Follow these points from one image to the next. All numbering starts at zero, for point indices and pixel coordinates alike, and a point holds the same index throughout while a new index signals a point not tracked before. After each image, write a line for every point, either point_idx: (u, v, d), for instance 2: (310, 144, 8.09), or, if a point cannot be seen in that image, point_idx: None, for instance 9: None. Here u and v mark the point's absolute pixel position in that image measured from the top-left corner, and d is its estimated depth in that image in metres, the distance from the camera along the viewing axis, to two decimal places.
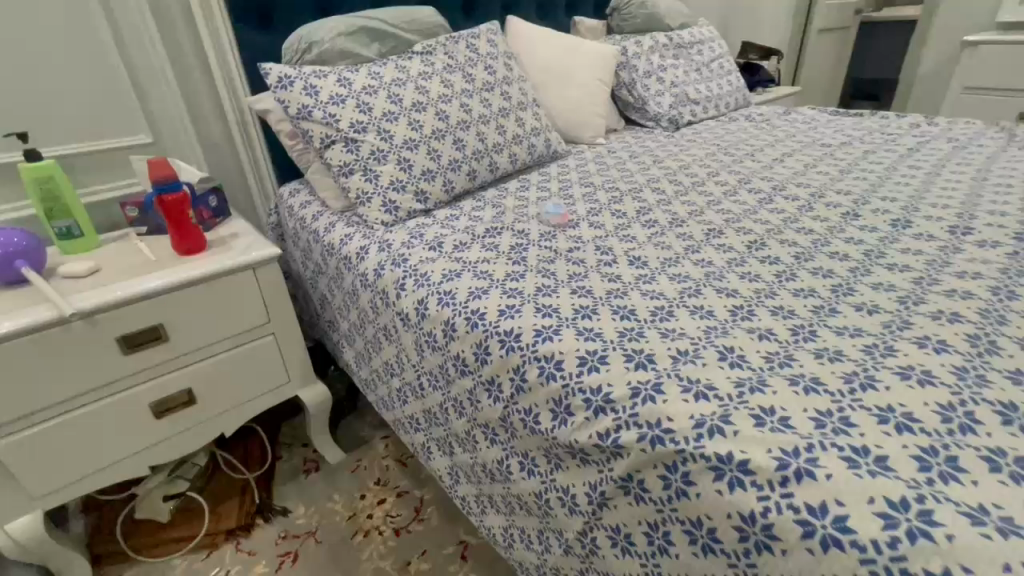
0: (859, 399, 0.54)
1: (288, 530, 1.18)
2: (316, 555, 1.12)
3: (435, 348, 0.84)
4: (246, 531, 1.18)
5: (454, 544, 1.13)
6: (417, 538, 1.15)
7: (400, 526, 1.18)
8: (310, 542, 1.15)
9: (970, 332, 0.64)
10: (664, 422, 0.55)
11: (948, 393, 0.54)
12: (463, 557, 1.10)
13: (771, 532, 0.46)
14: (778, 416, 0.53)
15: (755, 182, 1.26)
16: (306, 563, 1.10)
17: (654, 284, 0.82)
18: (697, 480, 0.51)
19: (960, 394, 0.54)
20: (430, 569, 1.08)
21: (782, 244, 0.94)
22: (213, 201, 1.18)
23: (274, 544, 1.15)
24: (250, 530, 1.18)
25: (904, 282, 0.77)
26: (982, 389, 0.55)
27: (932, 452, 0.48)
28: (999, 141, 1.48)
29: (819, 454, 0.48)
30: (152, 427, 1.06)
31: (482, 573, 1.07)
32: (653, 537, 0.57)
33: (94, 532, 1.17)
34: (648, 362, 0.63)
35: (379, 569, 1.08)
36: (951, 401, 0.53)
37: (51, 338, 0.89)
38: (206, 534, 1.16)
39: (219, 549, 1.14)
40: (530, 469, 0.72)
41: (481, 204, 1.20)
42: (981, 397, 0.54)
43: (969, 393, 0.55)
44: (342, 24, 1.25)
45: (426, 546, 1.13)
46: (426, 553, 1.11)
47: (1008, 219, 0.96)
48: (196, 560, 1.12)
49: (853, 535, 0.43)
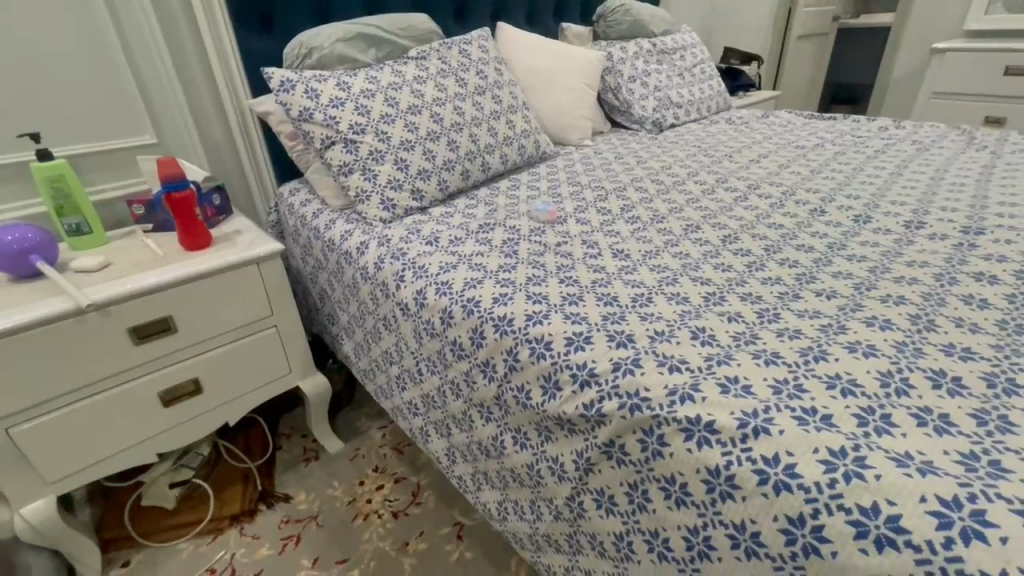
0: (813, 368, 0.60)
1: (291, 516, 1.23)
2: (318, 538, 1.17)
3: (432, 334, 0.90)
4: (249, 517, 1.22)
5: (450, 525, 1.19)
6: (415, 520, 1.20)
7: (398, 509, 1.23)
8: (312, 526, 1.20)
9: (912, 312, 0.70)
10: (642, 391, 0.61)
11: (887, 363, 0.60)
12: (459, 537, 1.16)
13: (733, 482, 0.52)
14: (742, 384, 0.59)
15: (732, 181, 1.34)
16: (307, 547, 1.15)
17: (635, 275, 0.90)
18: (670, 441, 0.57)
19: (897, 363, 0.60)
20: (428, 548, 1.14)
21: (753, 237, 1.02)
22: (216, 199, 1.24)
23: (276, 528, 1.20)
24: (254, 516, 1.22)
25: (883, 273, 0.82)
26: (918, 359, 0.61)
27: (870, 412, 0.53)
28: (960, 143, 1.58)
29: (775, 414, 0.54)
30: (161, 415, 1.10)
31: (478, 551, 1.13)
32: (634, 496, 0.62)
33: (101, 518, 1.19)
34: (630, 343, 0.69)
35: (379, 550, 1.14)
36: (890, 369, 0.59)
37: (69, 329, 0.93)
38: (212, 519, 1.20)
39: (224, 533, 1.18)
40: (522, 443, 0.77)
41: (473, 201, 1.27)
42: (916, 365, 0.59)
43: (905, 362, 0.60)
44: (340, 31, 1.31)
45: (424, 527, 1.19)
46: (424, 533, 1.17)
47: (957, 215, 1.02)
48: (202, 543, 1.16)
49: (800, 479, 0.48)
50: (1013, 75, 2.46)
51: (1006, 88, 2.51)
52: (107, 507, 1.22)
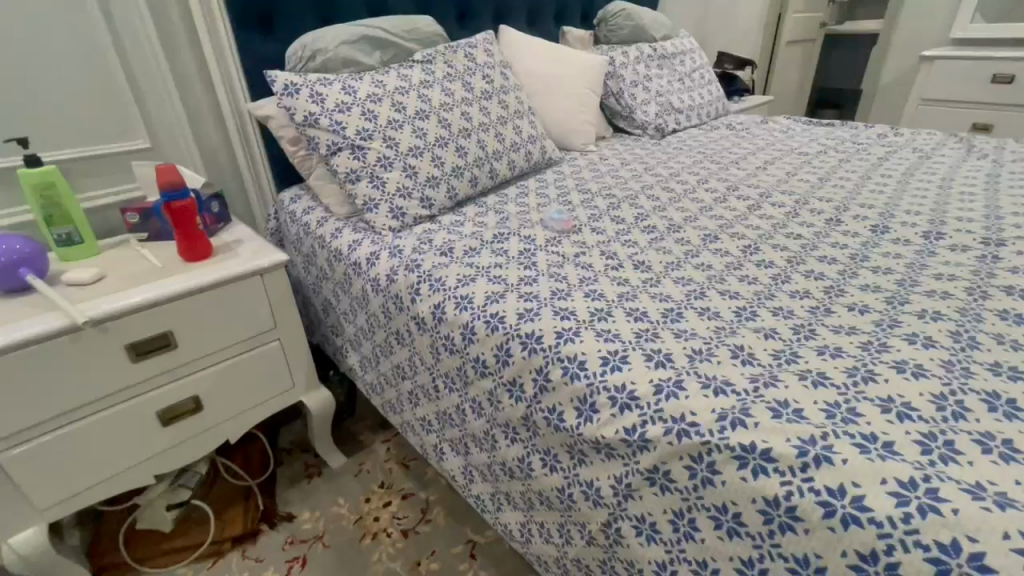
0: (863, 391, 0.58)
1: (295, 536, 1.18)
2: (324, 559, 1.13)
3: (453, 350, 0.87)
4: (251, 539, 1.17)
5: (462, 544, 1.15)
6: (424, 539, 1.17)
7: (407, 527, 1.20)
8: (317, 546, 1.16)
9: (952, 329, 0.69)
10: (688, 416, 0.59)
11: (939, 384, 0.58)
12: (472, 556, 1.12)
13: (795, 514, 0.50)
14: (793, 408, 0.57)
15: (743, 189, 1.33)
16: (315, 568, 1.11)
17: (660, 287, 0.87)
18: (722, 469, 0.55)
19: (949, 384, 0.58)
20: (440, 568, 1.10)
21: (774, 248, 1.00)
22: (215, 206, 1.18)
23: (281, 550, 1.15)
24: (256, 537, 1.18)
25: (901, 286, 0.82)
26: (968, 380, 0.59)
27: (931, 438, 0.51)
28: (960, 151, 1.59)
29: (834, 441, 0.52)
30: (159, 435, 1.05)
31: (493, 570, 1.09)
32: (679, 524, 0.60)
33: (92, 544, 1.13)
34: (667, 361, 0.67)
35: (390, 571, 1.10)
36: (943, 392, 0.57)
37: (62, 347, 0.88)
38: (212, 542, 1.15)
39: (225, 557, 1.14)
40: (552, 465, 0.74)
41: (483, 210, 1.24)
42: (968, 387, 0.58)
43: (957, 383, 0.59)
44: (346, 33, 1.27)
45: (434, 546, 1.15)
46: (436, 552, 1.14)
47: (975, 225, 1.03)
48: (201, 569, 1.11)
49: (871, 512, 0.46)
50: (1000, 83, 2.51)
51: (992, 96, 2.56)
52: (98, 530, 1.16)
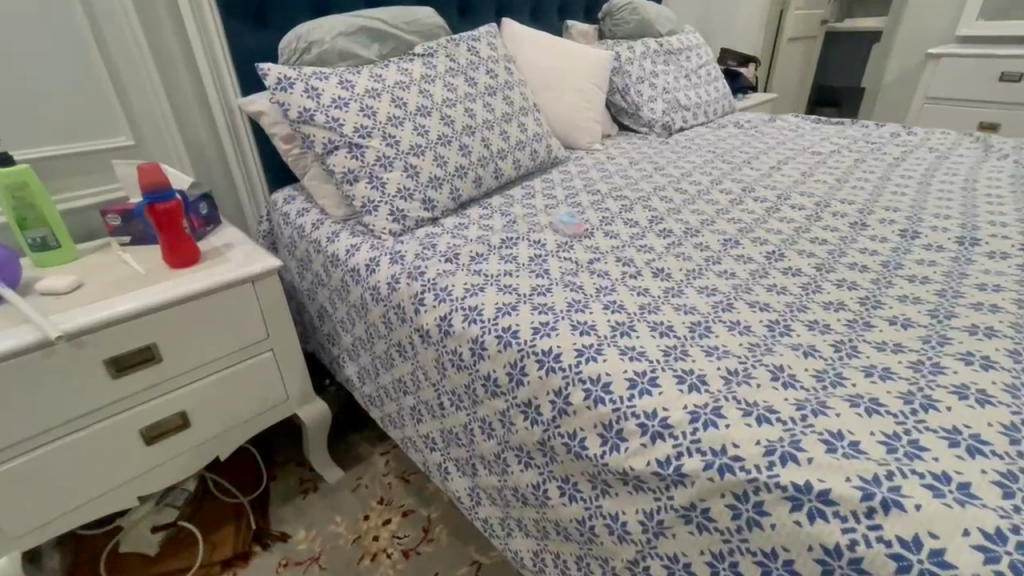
0: (924, 420, 0.53)
1: (289, 557, 1.12)
2: None
3: (460, 366, 0.80)
4: (243, 561, 1.10)
5: (467, 565, 1.09)
6: (427, 560, 1.10)
7: (408, 547, 1.13)
8: (314, 568, 1.09)
9: (1009, 348, 0.64)
10: (730, 448, 0.53)
11: (1008, 414, 0.53)
12: None
13: (860, 566, 0.44)
14: (849, 441, 0.51)
15: (759, 190, 1.27)
16: None
17: (683, 297, 0.81)
18: (772, 510, 0.49)
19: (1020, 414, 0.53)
20: None
21: (800, 254, 0.95)
22: (203, 208, 1.11)
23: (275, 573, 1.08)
24: (248, 559, 1.11)
25: (943, 297, 0.77)
26: None
27: (1012, 478, 0.46)
28: (978, 151, 1.54)
29: (901, 482, 0.46)
30: (143, 454, 0.98)
31: None
32: (719, 568, 0.54)
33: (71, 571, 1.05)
34: (701, 384, 0.61)
35: None
36: (1014, 423, 0.52)
37: (36, 363, 0.81)
38: (202, 564, 1.07)
39: None
40: (571, 495, 0.68)
41: (489, 213, 1.17)
42: None
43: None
44: (342, 24, 1.19)
45: (438, 567, 1.09)
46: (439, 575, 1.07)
47: (1010, 230, 0.97)
48: None
49: (954, 569, 0.41)
50: (1008, 82, 2.47)
51: (1000, 94, 2.51)
52: (78, 556, 1.08)
